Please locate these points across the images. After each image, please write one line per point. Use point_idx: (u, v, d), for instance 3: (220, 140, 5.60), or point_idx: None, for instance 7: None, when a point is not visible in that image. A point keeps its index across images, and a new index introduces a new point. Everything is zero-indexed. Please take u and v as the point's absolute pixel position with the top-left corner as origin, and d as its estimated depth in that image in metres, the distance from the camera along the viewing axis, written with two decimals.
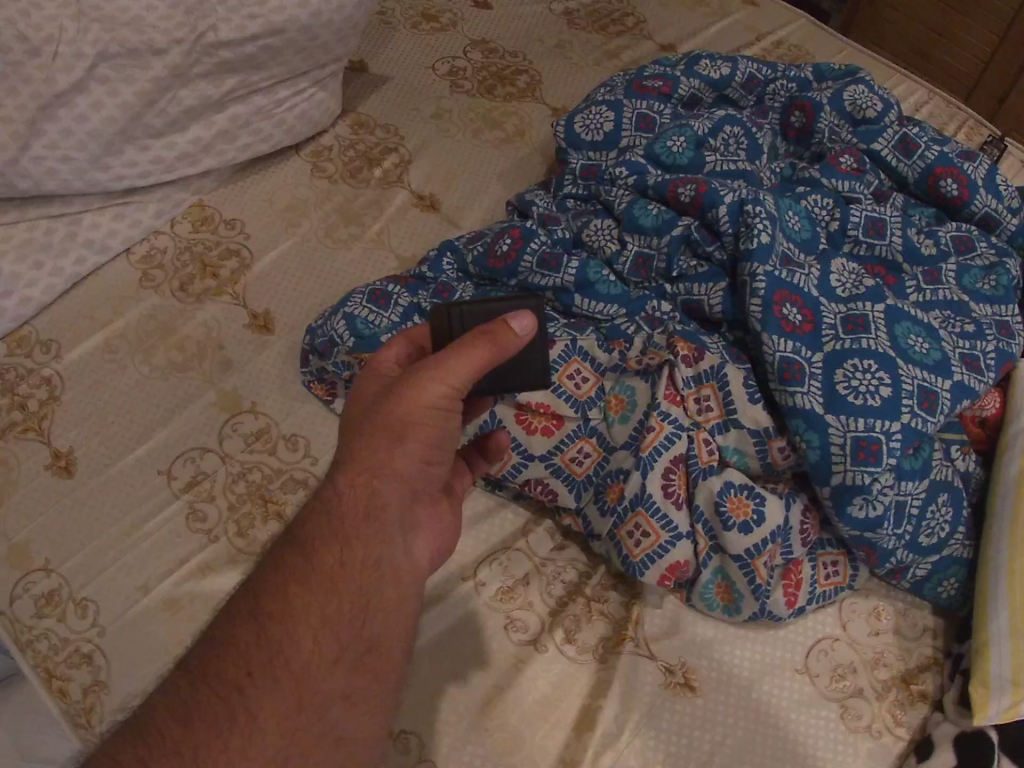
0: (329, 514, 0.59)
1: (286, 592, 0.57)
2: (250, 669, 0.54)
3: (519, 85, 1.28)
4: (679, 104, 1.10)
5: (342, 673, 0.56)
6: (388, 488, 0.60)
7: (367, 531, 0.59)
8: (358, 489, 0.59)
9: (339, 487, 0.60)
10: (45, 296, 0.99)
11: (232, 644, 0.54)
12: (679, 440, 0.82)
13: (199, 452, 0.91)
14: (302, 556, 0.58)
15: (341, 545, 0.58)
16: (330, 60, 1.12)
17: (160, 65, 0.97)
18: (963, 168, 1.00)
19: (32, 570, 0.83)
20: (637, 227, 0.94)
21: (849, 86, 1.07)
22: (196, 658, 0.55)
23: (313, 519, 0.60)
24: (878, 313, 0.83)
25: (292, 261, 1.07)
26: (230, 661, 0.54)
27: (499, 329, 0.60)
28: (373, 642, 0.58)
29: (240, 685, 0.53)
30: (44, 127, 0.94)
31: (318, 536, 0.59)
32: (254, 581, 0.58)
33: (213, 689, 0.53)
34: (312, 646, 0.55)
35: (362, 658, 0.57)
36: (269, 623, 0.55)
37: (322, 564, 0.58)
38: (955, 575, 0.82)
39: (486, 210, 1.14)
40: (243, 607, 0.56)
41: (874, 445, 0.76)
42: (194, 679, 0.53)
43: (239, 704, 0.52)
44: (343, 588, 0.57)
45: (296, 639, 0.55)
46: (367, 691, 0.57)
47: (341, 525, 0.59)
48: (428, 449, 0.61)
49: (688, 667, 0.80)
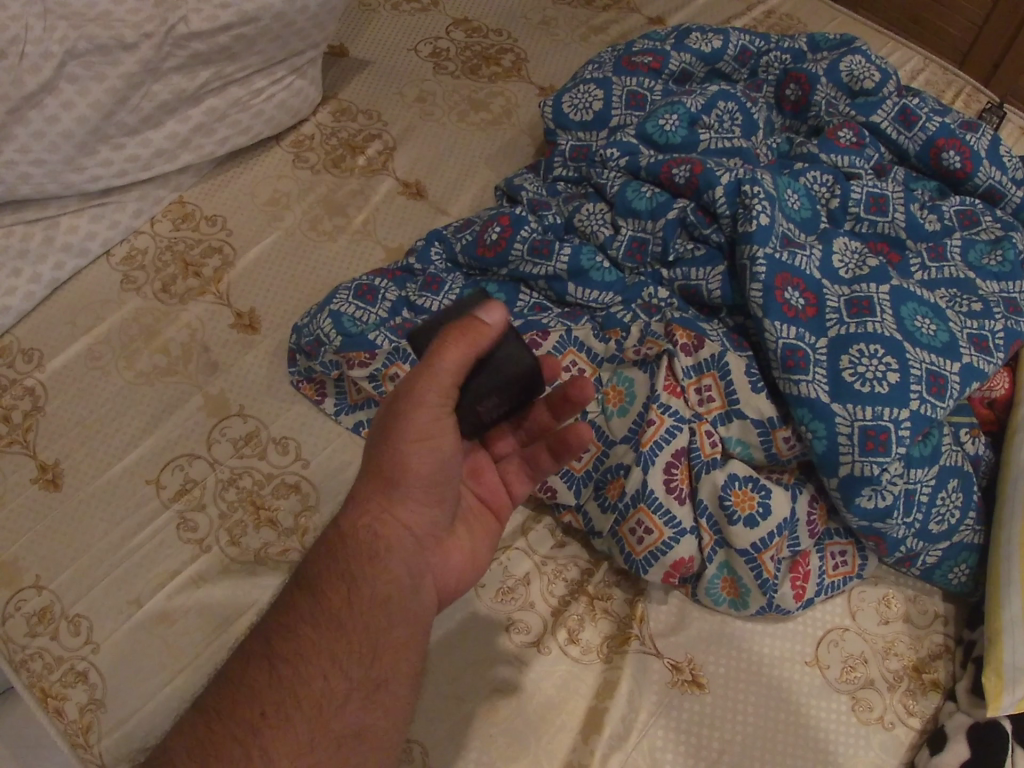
0: (337, 554, 0.59)
1: (296, 631, 0.56)
2: (263, 709, 0.53)
3: (504, 65, 1.24)
4: (670, 80, 1.06)
5: (353, 710, 0.55)
6: (391, 535, 0.60)
7: (375, 575, 0.59)
8: (360, 534, 0.60)
9: (343, 526, 0.60)
10: (24, 304, 0.96)
11: (245, 685, 0.54)
12: (680, 434, 0.79)
13: (188, 459, 0.89)
14: (310, 596, 0.58)
15: (348, 585, 0.58)
16: (308, 47, 1.08)
17: (131, 60, 0.93)
18: (965, 139, 0.97)
19: (24, 588, 0.81)
20: (631, 211, 0.91)
21: (845, 57, 1.03)
22: (210, 701, 0.53)
23: (318, 562, 0.59)
24: (883, 294, 0.81)
25: (276, 256, 1.03)
26: (246, 701, 0.53)
27: (471, 326, 0.57)
28: (381, 679, 0.57)
29: (254, 726, 0.52)
30: (14, 131, 0.90)
31: (326, 575, 0.59)
32: (263, 623, 0.57)
33: (228, 730, 0.52)
34: (321, 683, 0.55)
35: (372, 694, 0.56)
36: (280, 663, 0.55)
37: (330, 602, 0.57)
38: (966, 560, 0.80)
39: (475, 195, 1.11)
40: (255, 648, 0.56)
41: (882, 433, 0.73)
42: (207, 720, 0.52)
43: (253, 744, 0.51)
44: (350, 628, 0.57)
45: (307, 677, 0.55)
46: (379, 728, 0.56)
47: (348, 565, 0.59)
48: (425, 491, 0.61)
49: (696, 664, 0.78)
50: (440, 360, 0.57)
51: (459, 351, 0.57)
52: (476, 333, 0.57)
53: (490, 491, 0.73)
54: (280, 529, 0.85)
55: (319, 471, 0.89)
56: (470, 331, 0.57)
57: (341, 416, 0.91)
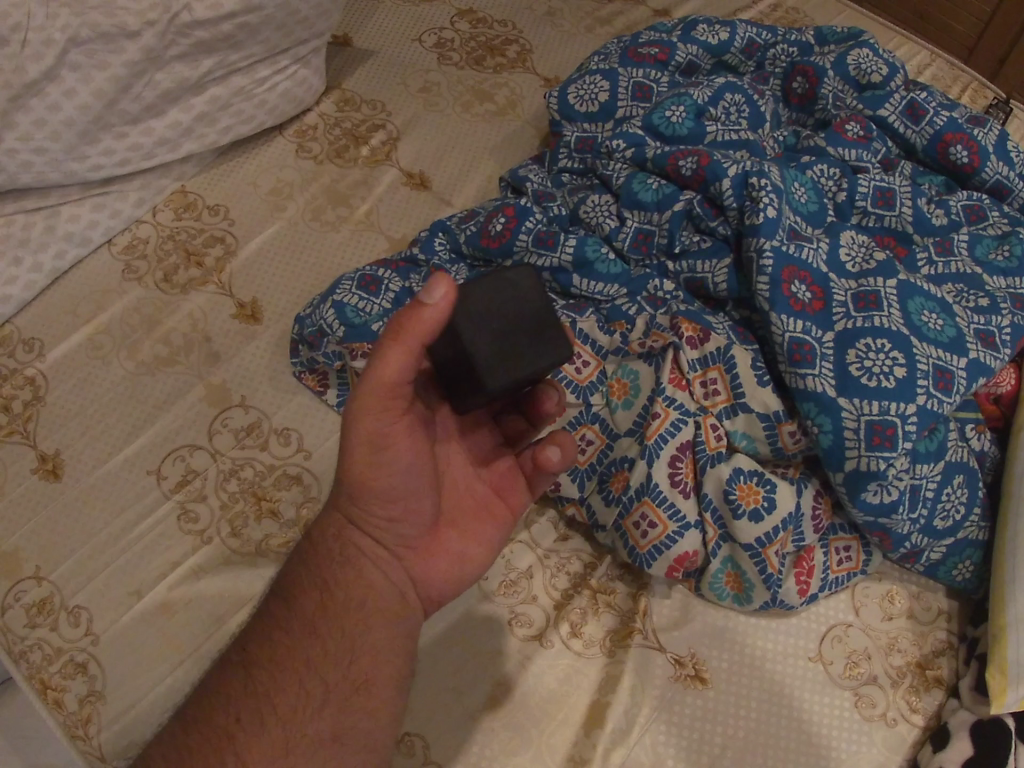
0: (311, 561, 0.60)
1: (270, 636, 0.56)
2: (238, 716, 0.53)
3: (509, 56, 1.23)
4: (677, 71, 1.05)
5: (331, 714, 0.54)
6: (362, 540, 0.61)
7: (348, 578, 0.59)
8: (331, 540, 0.61)
9: (316, 533, 0.62)
10: (25, 293, 0.96)
11: (220, 691, 0.54)
12: (685, 427, 0.79)
13: (188, 450, 0.88)
14: (285, 602, 0.58)
15: (322, 590, 0.59)
16: (312, 36, 1.07)
17: (134, 48, 0.92)
18: (973, 134, 0.96)
19: (22, 579, 0.81)
20: (637, 203, 0.91)
21: (853, 49, 1.02)
22: (188, 710, 0.53)
23: (294, 568, 0.60)
24: (890, 288, 0.80)
25: (278, 246, 1.03)
26: (220, 706, 0.53)
27: (411, 319, 0.53)
28: (360, 683, 0.56)
29: (229, 733, 0.52)
30: (15, 119, 0.89)
31: (299, 581, 0.59)
32: (241, 632, 0.58)
33: (206, 735, 0.51)
34: (297, 688, 0.54)
35: (349, 698, 0.56)
36: (255, 669, 0.55)
37: (303, 607, 0.58)
38: (971, 557, 0.80)
39: (479, 186, 1.10)
40: (233, 654, 0.56)
41: (889, 428, 0.73)
42: (185, 730, 0.52)
43: (228, 750, 0.51)
44: (326, 632, 0.57)
45: (282, 683, 0.54)
46: (357, 733, 0.55)
47: (321, 570, 0.60)
48: (389, 500, 0.60)
49: (699, 658, 0.77)
50: (378, 367, 0.55)
51: (401, 352, 0.54)
52: (413, 331, 0.54)
53: (504, 482, 0.71)
54: (282, 521, 0.85)
55: (320, 462, 0.88)
56: (407, 323, 0.54)
57: (343, 407, 0.91)
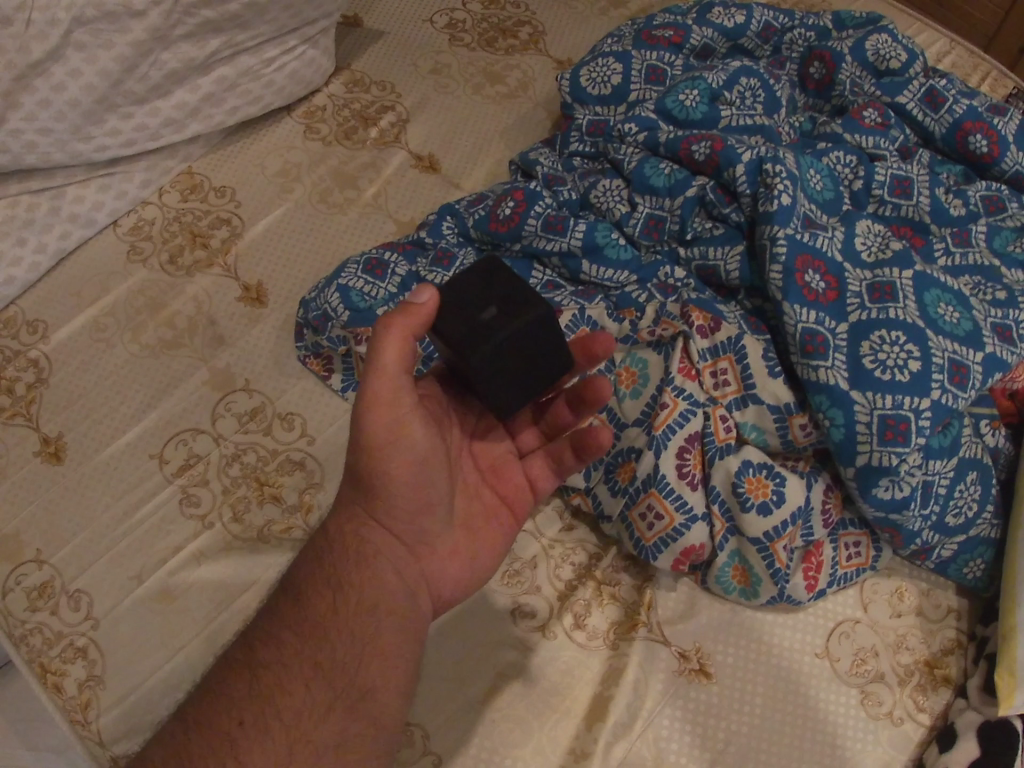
0: (324, 556, 0.60)
1: (280, 638, 0.56)
2: (242, 719, 0.52)
3: (522, 38, 1.20)
4: (691, 55, 1.02)
5: (333, 721, 0.53)
6: (376, 538, 0.60)
7: (361, 574, 0.59)
8: (344, 541, 0.60)
9: (332, 531, 0.61)
10: (30, 274, 0.95)
11: (223, 694, 0.53)
12: (694, 417, 0.77)
13: (192, 434, 0.88)
14: (294, 601, 0.57)
15: (334, 588, 0.58)
16: (321, 16, 1.05)
17: (139, 27, 0.90)
18: (993, 123, 0.94)
19: (25, 561, 0.81)
20: (648, 188, 0.89)
21: (872, 35, 0.99)
22: (190, 710, 0.53)
23: (305, 566, 0.60)
24: (906, 279, 0.78)
25: (283, 229, 1.02)
26: (224, 709, 0.52)
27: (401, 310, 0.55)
28: (367, 688, 0.55)
29: (232, 736, 0.51)
30: (20, 99, 0.88)
31: (311, 581, 0.58)
32: (250, 632, 0.57)
33: (207, 740, 0.51)
34: (306, 692, 0.54)
35: (355, 705, 0.54)
36: (261, 670, 0.54)
37: (314, 609, 0.57)
38: (982, 555, 0.78)
39: (488, 170, 1.08)
40: (238, 656, 0.55)
41: (902, 423, 0.71)
42: (187, 729, 0.51)
43: (229, 756, 0.50)
44: (335, 633, 0.56)
45: (289, 685, 0.54)
46: (363, 740, 0.54)
47: (333, 570, 0.59)
48: (412, 500, 0.60)
49: (703, 653, 0.76)
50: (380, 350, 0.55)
51: (395, 339, 0.55)
52: (406, 319, 0.55)
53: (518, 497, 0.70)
54: (284, 506, 0.84)
55: (324, 447, 0.87)
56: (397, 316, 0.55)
57: (347, 393, 0.89)
